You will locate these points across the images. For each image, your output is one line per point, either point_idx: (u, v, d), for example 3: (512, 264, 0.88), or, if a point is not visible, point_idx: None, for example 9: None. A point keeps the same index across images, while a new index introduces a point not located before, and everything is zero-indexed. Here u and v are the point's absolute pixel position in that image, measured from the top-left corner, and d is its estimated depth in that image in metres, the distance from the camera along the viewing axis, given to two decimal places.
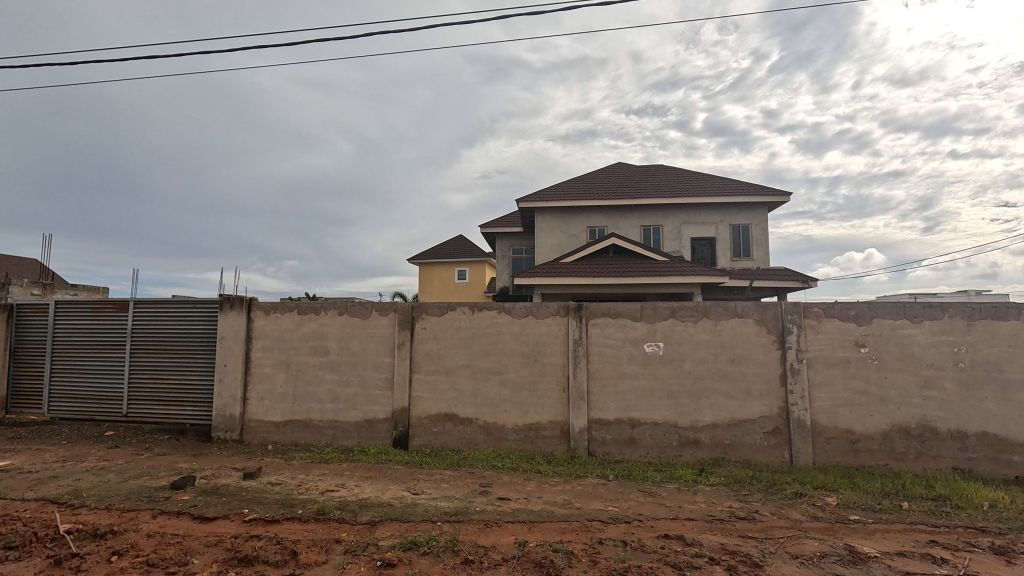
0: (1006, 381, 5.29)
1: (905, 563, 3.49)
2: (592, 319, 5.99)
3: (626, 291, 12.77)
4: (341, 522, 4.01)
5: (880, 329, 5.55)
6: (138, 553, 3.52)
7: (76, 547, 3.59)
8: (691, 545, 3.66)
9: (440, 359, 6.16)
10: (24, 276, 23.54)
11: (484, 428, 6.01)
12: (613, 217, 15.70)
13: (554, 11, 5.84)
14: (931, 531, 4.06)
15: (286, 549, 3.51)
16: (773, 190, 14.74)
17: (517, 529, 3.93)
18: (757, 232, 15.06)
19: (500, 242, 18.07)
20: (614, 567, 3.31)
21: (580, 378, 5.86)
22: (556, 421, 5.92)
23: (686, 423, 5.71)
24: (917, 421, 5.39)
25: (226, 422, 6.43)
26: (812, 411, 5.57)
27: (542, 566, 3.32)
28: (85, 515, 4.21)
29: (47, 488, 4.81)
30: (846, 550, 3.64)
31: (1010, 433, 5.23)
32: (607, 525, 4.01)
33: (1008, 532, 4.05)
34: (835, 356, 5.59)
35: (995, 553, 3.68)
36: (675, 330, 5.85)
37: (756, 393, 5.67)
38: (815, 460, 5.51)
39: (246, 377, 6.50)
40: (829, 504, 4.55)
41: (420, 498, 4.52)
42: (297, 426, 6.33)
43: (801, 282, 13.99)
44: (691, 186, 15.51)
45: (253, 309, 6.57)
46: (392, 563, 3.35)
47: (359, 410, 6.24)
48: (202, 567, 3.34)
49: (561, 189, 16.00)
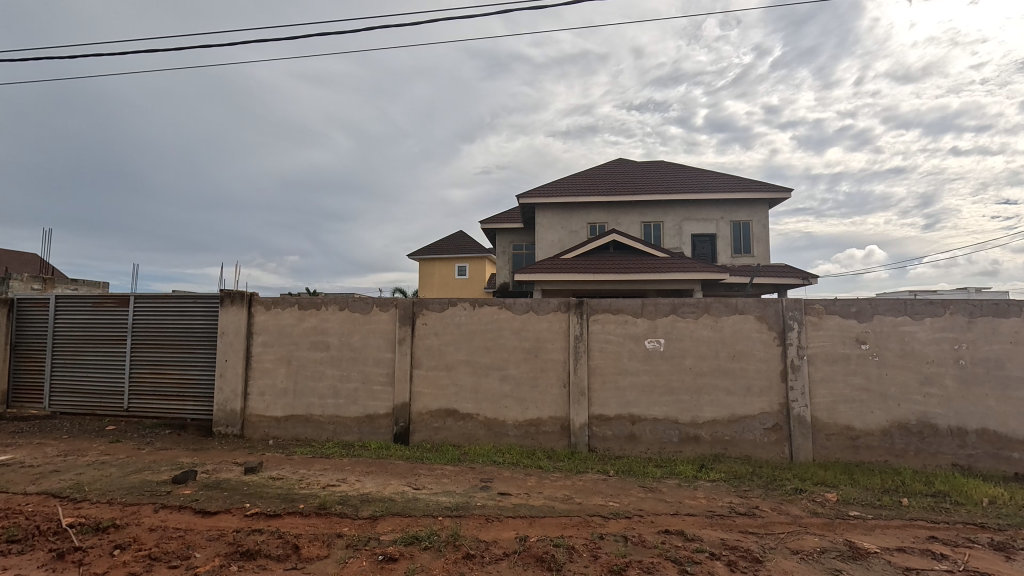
0: (1006, 378, 5.29)
1: (905, 559, 3.50)
2: (593, 315, 5.99)
3: (626, 288, 12.72)
4: (342, 517, 4.01)
5: (881, 325, 5.55)
6: (141, 546, 3.54)
7: (78, 541, 3.60)
8: (691, 540, 3.68)
9: (441, 354, 6.16)
10: (25, 271, 23.48)
11: (484, 424, 6.02)
12: (614, 214, 15.67)
13: (556, 5, 5.82)
14: (930, 527, 4.07)
15: (288, 544, 3.53)
16: (773, 185, 14.75)
17: (517, 524, 3.94)
18: (757, 228, 15.08)
19: (500, 238, 18.10)
20: (615, 562, 3.32)
21: (581, 373, 5.87)
22: (557, 417, 5.93)
23: (686, 419, 5.72)
24: (917, 418, 5.40)
25: (227, 417, 6.44)
26: (812, 408, 5.57)
27: (544, 561, 3.33)
28: (87, 509, 4.22)
29: (49, 482, 4.81)
30: (845, 545, 3.66)
31: (1010, 430, 5.23)
32: (608, 520, 4.02)
33: (1007, 528, 4.06)
34: (835, 352, 5.60)
35: (995, 550, 3.69)
36: (675, 327, 5.85)
37: (756, 389, 5.67)
38: (814, 456, 5.52)
39: (246, 372, 6.50)
40: (829, 500, 4.55)
41: (421, 493, 4.53)
42: (297, 421, 6.34)
43: (801, 279, 13.99)
44: (692, 182, 15.50)
45: (253, 304, 6.57)
46: (393, 557, 3.36)
47: (359, 405, 6.25)
48: (204, 561, 3.35)
49: (561, 186, 15.99)
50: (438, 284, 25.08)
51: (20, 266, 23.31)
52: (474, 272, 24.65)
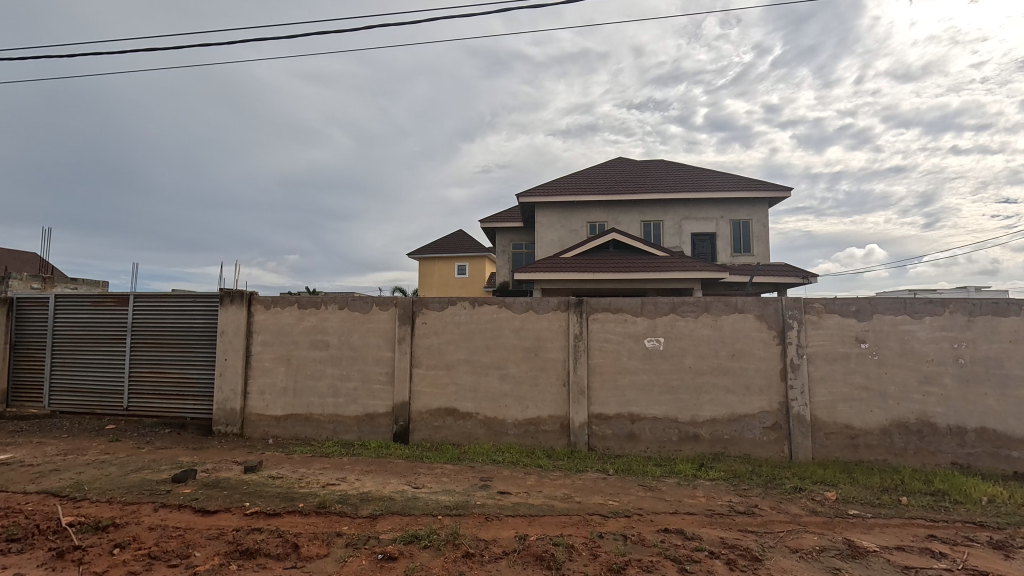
0: (1005, 377, 5.30)
1: (904, 558, 3.50)
2: (593, 314, 5.98)
3: (626, 287, 12.72)
4: (341, 516, 4.01)
5: (881, 324, 5.54)
6: (141, 545, 3.54)
7: (78, 539, 3.61)
8: (691, 539, 3.69)
9: (441, 353, 6.16)
10: (25, 270, 23.49)
11: (484, 424, 6.02)
12: (614, 213, 15.66)
13: (555, 4, 5.82)
14: (929, 526, 4.08)
15: (288, 542, 3.53)
16: (773, 185, 14.75)
17: (517, 522, 3.95)
18: (756, 227, 15.08)
19: (500, 237, 18.12)
20: (614, 561, 3.32)
21: (580, 372, 5.87)
22: (556, 415, 5.93)
23: (685, 418, 5.72)
24: (917, 417, 5.41)
25: (226, 416, 6.44)
26: (812, 406, 5.58)
27: (543, 560, 3.33)
28: (86, 508, 4.22)
29: (49, 481, 4.82)
30: (844, 544, 3.66)
31: (1009, 428, 5.23)
32: (607, 519, 4.02)
33: (1006, 526, 4.07)
34: (835, 351, 5.60)
35: (993, 548, 3.70)
36: (675, 326, 5.85)
37: (756, 388, 5.68)
38: (814, 455, 5.53)
39: (246, 371, 6.50)
40: (828, 498, 4.56)
41: (421, 492, 4.54)
42: (297, 420, 6.34)
43: (801, 279, 14.00)
44: (692, 181, 15.50)
45: (253, 303, 6.57)
46: (392, 556, 3.36)
47: (359, 404, 6.25)
48: (204, 560, 3.36)
49: (561, 185, 15.98)
50: (438, 283, 25.09)
51: (20, 266, 23.35)
52: (474, 271, 24.64)
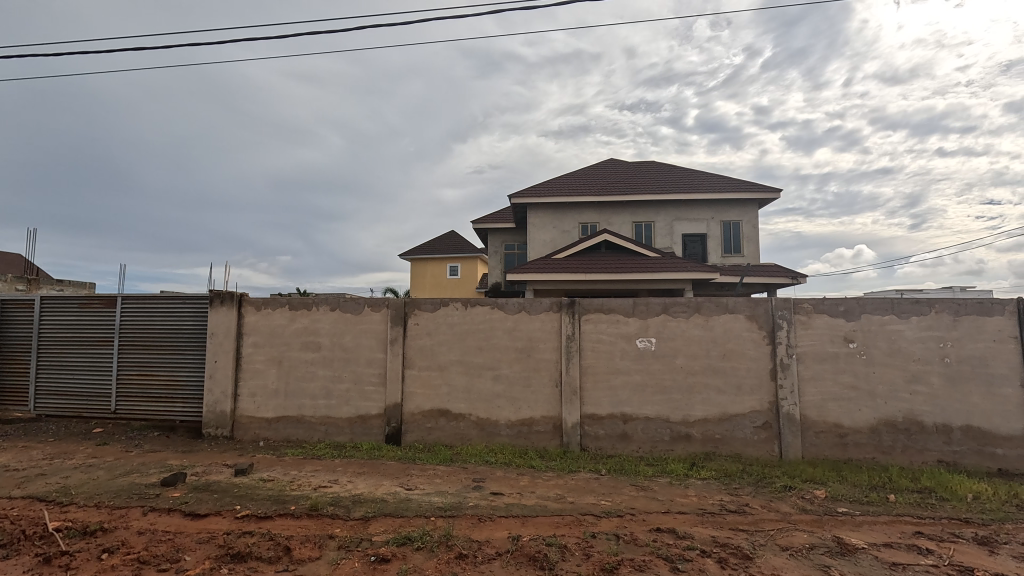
0: (990, 375, 5.39)
1: (892, 555, 3.55)
2: (586, 314, 6.00)
3: (618, 288, 12.76)
4: (334, 519, 4.00)
5: (870, 324, 5.62)
6: (130, 550, 3.50)
7: (66, 545, 3.55)
8: (682, 538, 3.71)
9: (434, 355, 6.15)
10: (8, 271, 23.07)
11: (476, 425, 6.02)
12: (606, 214, 15.74)
13: (549, 6, 5.87)
14: (917, 522, 4.14)
15: (280, 545, 3.51)
16: (764, 185, 14.88)
17: (510, 523, 3.95)
18: (747, 228, 15.22)
19: (493, 238, 18.11)
20: (607, 561, 3.33)
21: (573, 373, 5.89)
22: (550, 416, 5.94)
23: (677, 417, 5.76)
24: (904, 415, 5.48)
25: (217, 419, 6.38)
26: (802, 406, 5.64)
27: (536, 560, 3.34)
28: (74, 512, 4.16)
29: (35, 486, 4.75)
30: (834, 541, 3.70)
31: (994, 426, 5.32)
32: (600, 519, 4.04)
33: (991, 522, 4.14)
34: (824, 351, 5.67)
35: (979, 544, 3.76)
36: (666, 327, 5.89)
37: (747, 387, 5.72)
38: (804, 454, 5.59)
39: (237, 374, 6.44)
40: (817, 497, 4.61)
41: (414, 493, 4.53)
42: (289, 422, 6.30)
43: (790, 278, 14.13)
44: (684, 182, 15.59)
45: (244, 305, 6.52)
46: (385, 558, 3.35)
47: (352, 406, 6.22)
48: (194, 564, 3.32)
49: (554, 186, 16.02)
50: (432, 284, 25.02)
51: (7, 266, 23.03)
52: (467, 271, 24.60)
